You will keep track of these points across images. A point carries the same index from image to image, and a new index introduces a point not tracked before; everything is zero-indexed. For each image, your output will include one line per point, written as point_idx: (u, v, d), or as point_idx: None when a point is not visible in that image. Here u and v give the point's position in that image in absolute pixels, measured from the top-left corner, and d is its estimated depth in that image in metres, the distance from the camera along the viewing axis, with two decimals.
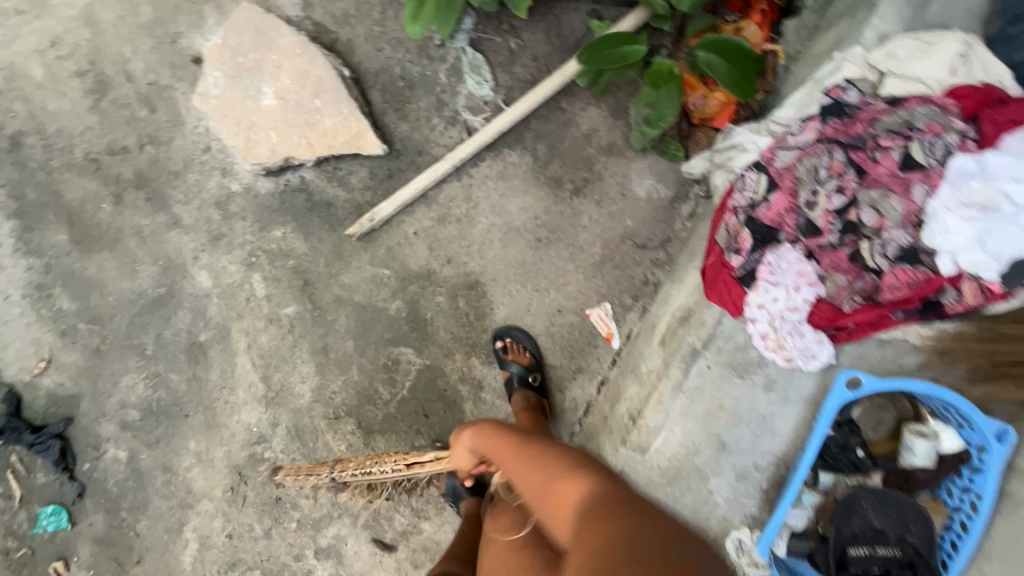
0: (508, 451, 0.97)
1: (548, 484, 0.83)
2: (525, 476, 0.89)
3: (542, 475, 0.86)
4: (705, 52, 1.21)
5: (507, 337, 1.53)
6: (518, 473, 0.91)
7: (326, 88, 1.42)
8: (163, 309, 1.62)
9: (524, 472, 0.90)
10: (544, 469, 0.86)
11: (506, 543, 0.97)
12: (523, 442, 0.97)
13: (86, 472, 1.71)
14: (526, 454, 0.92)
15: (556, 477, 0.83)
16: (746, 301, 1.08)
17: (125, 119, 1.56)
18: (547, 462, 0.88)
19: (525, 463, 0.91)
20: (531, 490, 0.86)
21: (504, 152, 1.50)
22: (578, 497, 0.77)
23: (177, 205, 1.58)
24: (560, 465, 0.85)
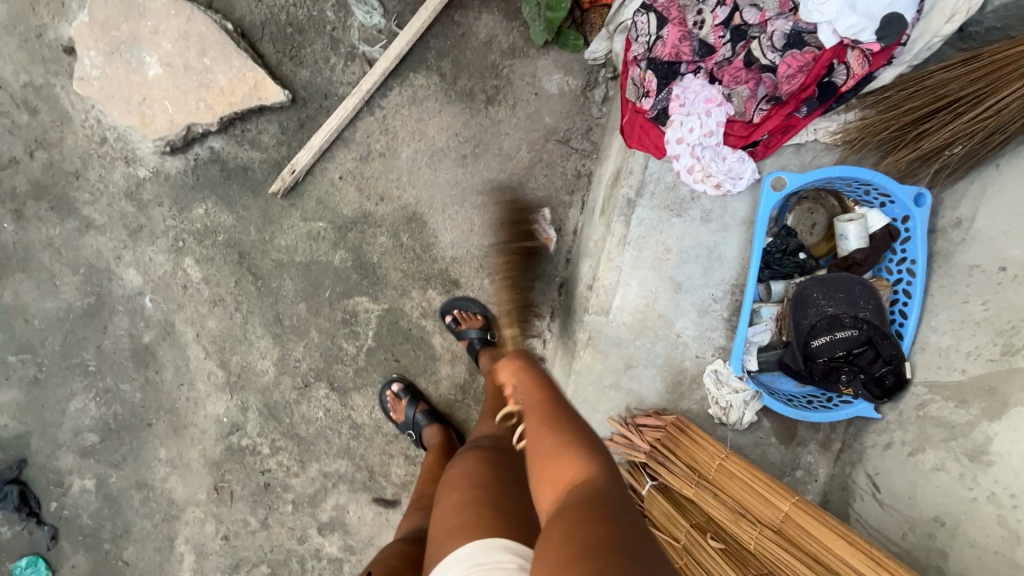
0: (534, 398, 0.76)
1: (550, 467, 0.65)
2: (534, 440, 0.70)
3: (543, 447, 0.68)
4: None
5: (456, 309, 1.55)
6: (530, 430, 0.72)
7: (212, 44, 1.39)
8: (97, 319, 1.54)
9: (531, 431, 0.71)
10: (551, 446, 0.67)
11: (463, 494, 0.78)
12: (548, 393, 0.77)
13: (55, 512, 1.60)
14: (546, 415, 0.72)
15: (553, 461, 0.65)
16: (666, 139, 1.12)
17: (7, 129, 1.47)
18: (552, 432, 0.68)
19: (534, 423, 0.72)
20: (533, 457, 0.69)
21: (410, 77, 1.49)
22: (577, 504, 0.59)
23: (85, 207, 1.50)
24: (564, 447, 0.65)
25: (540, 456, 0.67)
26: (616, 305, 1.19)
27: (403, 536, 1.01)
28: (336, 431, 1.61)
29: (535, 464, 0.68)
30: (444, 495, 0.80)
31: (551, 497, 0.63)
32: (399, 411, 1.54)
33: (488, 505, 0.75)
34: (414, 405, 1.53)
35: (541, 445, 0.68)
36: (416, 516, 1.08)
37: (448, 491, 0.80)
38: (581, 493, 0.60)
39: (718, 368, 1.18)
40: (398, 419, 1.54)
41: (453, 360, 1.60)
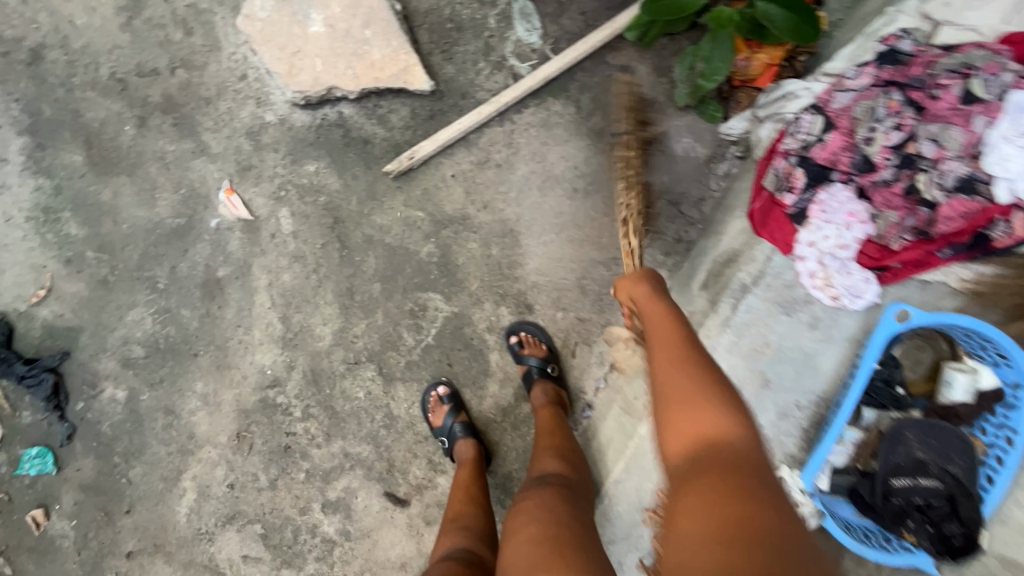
0: (667, 336, 0.91)
1: (693, 427, 0.76)
2: (665, 371, 0.85)
3: (691, 412, 0.77)
4: (765, 2, 1.23)
5: (522, 332, 1.53)
6: (667, 368, 0.85)
7: (377, 19, 1.42)
8: (181, 241, 1.55)
9: (670, 394, 0.81)
10: (701, 411, 0.76)
11: (539, 532, 0.84)
12: (677, 326, 0.93)
13: (79, 412, 1.60)
14: (678, 354, 0.86)
15: (699, 418, 0.75)
16: (797, 238, 1.14)
17: (158, 41, 1.51)
18: (704, 404, 0.77)
19: (668, 364, 0.86)
20: (672, 414, 0.79)
21: (547, 101, 1.51)
22: (721, 460, 0.70)
23: (206, 132, 1.52)
24: (724, 420, 0.74)
25: (677, 384, 0.82)
26: None
27: (447, 556, 1.07)
28: (369, 415, 1.60)
29: (677, 421, 0.78)
30: (520, 531, 0.86)
31: (676, 424, 0.78)
32: (436, 416, 1.52)
33: (565, 544, 0.81)
34: (453, 415, 1.51)
35: (675, 381, 0.83)
36: (457, 536, 1.14)
37: (521, 529, 0.86)
38: (735, 464, 0.69)
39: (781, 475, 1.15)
40: (433, 424, 1.52)
41: (503, 381, 1.58)
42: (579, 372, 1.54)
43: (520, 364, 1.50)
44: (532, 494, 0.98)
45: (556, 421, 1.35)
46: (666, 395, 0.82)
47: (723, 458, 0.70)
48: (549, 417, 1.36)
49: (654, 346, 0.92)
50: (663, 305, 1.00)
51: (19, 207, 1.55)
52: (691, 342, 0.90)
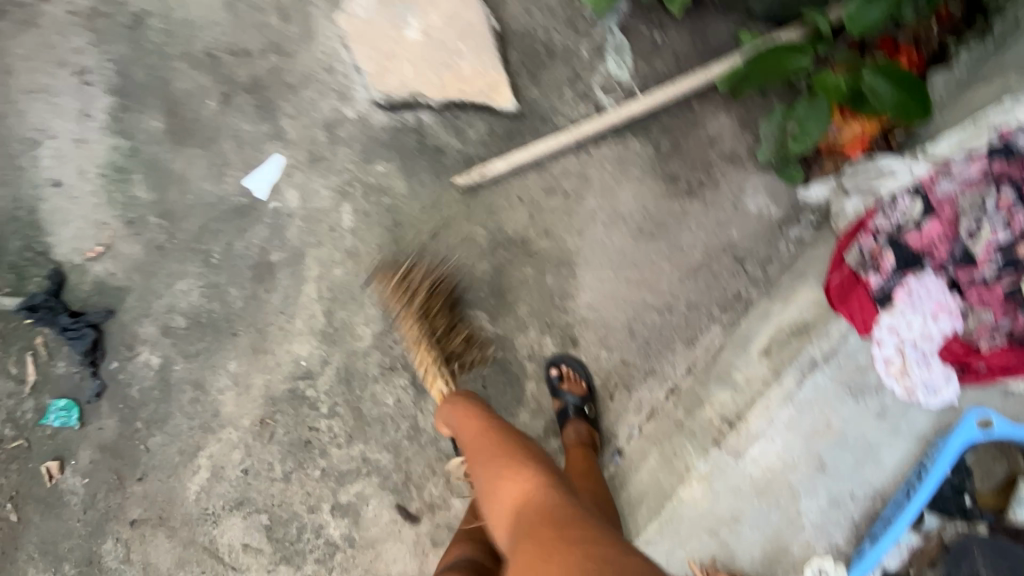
0: (478, 438, 1.16)
1: (514, 496, 0.99)
2: (485, 476, 1.07)
3: (507, 486, 1.01)
4: (872, 74, 1.21)
5: (562, 364, 1.50)
6: (479, 469, 1.10)
7: (473, 34, 1.44)
8: (241, 220, 1.56)
9: (489, 486, 1.04)
10: (509, 481, 1.02)
11: None
12: (485, 427, 1.18)
13: (112, 372, 1.61)
14: (476, 454, 1.13)
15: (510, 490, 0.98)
16: (877, 321, 1.08)
17: (256, 24, 1.53)
18: (513, 470, 1.04)
19: (480, 462, 1.11)
20: (500, 502, 1.00)
21: (627, 138, 1.48)
22: (532, 514, 0.92)
23: (284, 118, 1.54)
24: (520, 482, 1.00)
25: (490, 477, 1.05)
26: (751, 455, 1.18)
27: None
28: (395, 424, 1.57)
29: (505, 509, 0.99)
30: None
31: (497, 503, 1.01)
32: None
33: None
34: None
35: (503, 477, 1.04)
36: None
37: None
38: (530, 501, 0.95)
39: (825, 565, 1.17)
40: (458, 445, 1.51)
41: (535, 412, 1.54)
42: (614, 417, 1.49)
43: (557, 397, 1.48)
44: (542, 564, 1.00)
45: (589, 463, 1.31)
46: (496, 476, 1.04)
47: (537, 512, 0.92)
48: (581, 457, 1.33)
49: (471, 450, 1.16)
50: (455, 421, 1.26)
51: (93, 163, 1.57)
52: (494, 431, 1.16)
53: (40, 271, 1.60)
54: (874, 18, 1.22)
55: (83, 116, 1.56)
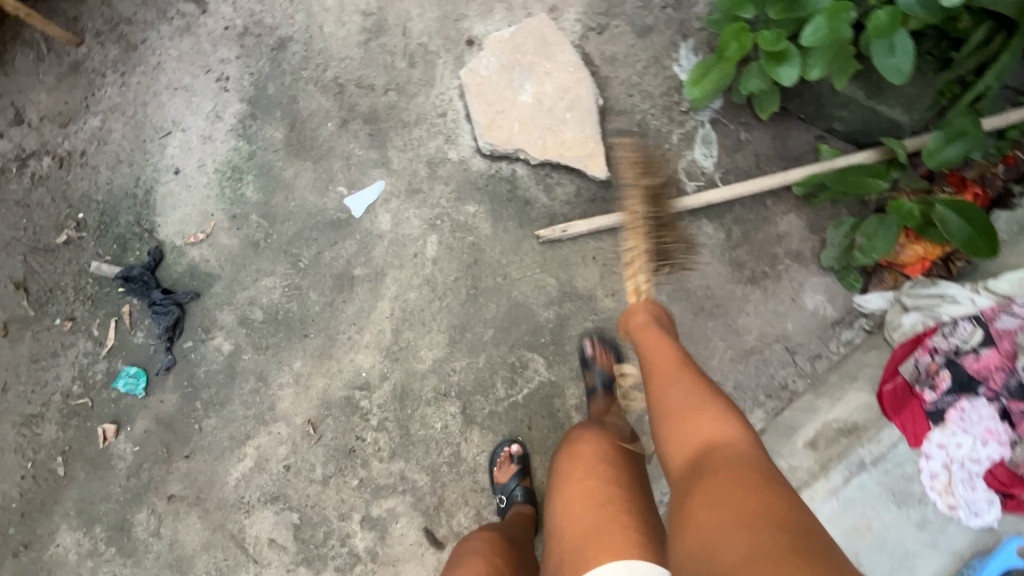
0: (664, 355, 1.05)
1: (705, 436, 0.87)
2: (669, 391, 0.97)
3: (703, 427, 0.88)
4: (943, 206, 1.31)
5: None
6: (665, 383, 0.99)
7: (580, 107, 1.58)
8: (335, 233, 1.68)
9: (670, 414, 0.94)
10: (704, 419, 0.90)
11: (593, 495, 1.00)
12: (667, 347, 1.07)
13: (184, 350, 1.71)
14: (665, 368, 1.01)
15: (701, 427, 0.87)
16: (928, 436, 1.17)
17: (384, 64, 1.70)
18: (707, 415, 0.90)
19: (667, 377, 1.00)
20: (688, 433, 0.89)
21: (701, 221, 1.60)
22: (729, 458, 0.81)
23: (393, 149, 1.69)
24: (716, 425, 0.88)
25: (671, 400, 0.95)
26: None
27: None
28: (438, 448, 1.63)
29: (687, 440, 0.89)
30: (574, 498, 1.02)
31: (680, 428, 0.91)
32: (501, 474, 1.56)
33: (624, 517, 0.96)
34: (518, 478, 1.55)
35: (685, 400, 0.94)
36: None
37: (576, 493, 1.02)
38: (722, 448, 0.83)
39: None
40: (496, 478, 1.57)
41: None
42: None
43: None
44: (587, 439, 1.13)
45: None
46: (680, 411, 0.93)
47: (734, 460, 0.80)
48: None
49: (652, 364, 1.06)
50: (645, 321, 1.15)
51: (214, 159, 1.73)
52: (686, 360, 1.03)
53: (142, 247, 1.73)
54: (952, 156, 1.31)
55: (215, 116, 1.73)
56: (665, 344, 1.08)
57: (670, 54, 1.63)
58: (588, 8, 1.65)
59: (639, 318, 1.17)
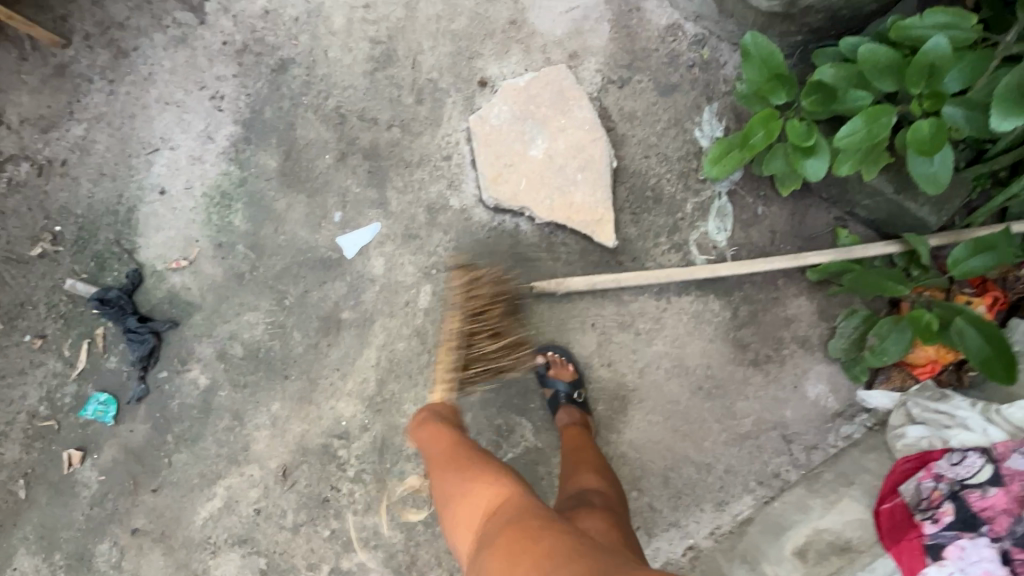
0: (433, 449, 1.23)
1: (485, 504, 1.05)
2: (445, 493, 1.12)
3: (482, 494, 1.07)
4: (964, 321, 1.26)
5: None
6: (443, 484, 1.14)
7: (592, 168, 1.51)
8: (324, 273, 1.61)
9: (458, 496, 1.10)
10: (481, 490, 1.08)
11: None
12: (432, 444, 1.24)
13: (158, 380, 1.64)
14: (442, 462, 1.18)
15: (477, 510, 1.05)
16: (923, 570, 1.13)
17: (389, 97, 1.61)
18: (491, 481, 1.09)
19: (443, 477, 1.15)
20: (470, 504, 1.07)
21: (708, 296, 1.53)
22: (501, 522, 0.99)
23: (392, 190, 1.60)
24: (503, 489, 1.06)
25: (448, 492, 1.12)
26: None
27: None
28: (415, 506, 1.58)
29: (472, 510, 1.06)
30: None
31: (461, 520, 1.07)
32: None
33: None
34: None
35: (461, 504, 1.09)
36: None
37: None
38: (500, 501, 1.04)
39: None
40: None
41: None
42: None
43: None
44: None
45: None
46: (471, 478, 1.11)
47: (508, 522, 0.98)
48: None
49: (438, 484, 1.16)
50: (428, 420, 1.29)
51: (202, 181, 1.63)
52: (458, 442, 1.22)
53: (120, 267, 1.65)
54: (978, 268, 1.25)
55: (206, 137, 1.63)
56: (433, 434, 1.25)
57: (693, 117, 1.54)
58: (611, 60, 1.56)
59: (421, 432, 1.30)
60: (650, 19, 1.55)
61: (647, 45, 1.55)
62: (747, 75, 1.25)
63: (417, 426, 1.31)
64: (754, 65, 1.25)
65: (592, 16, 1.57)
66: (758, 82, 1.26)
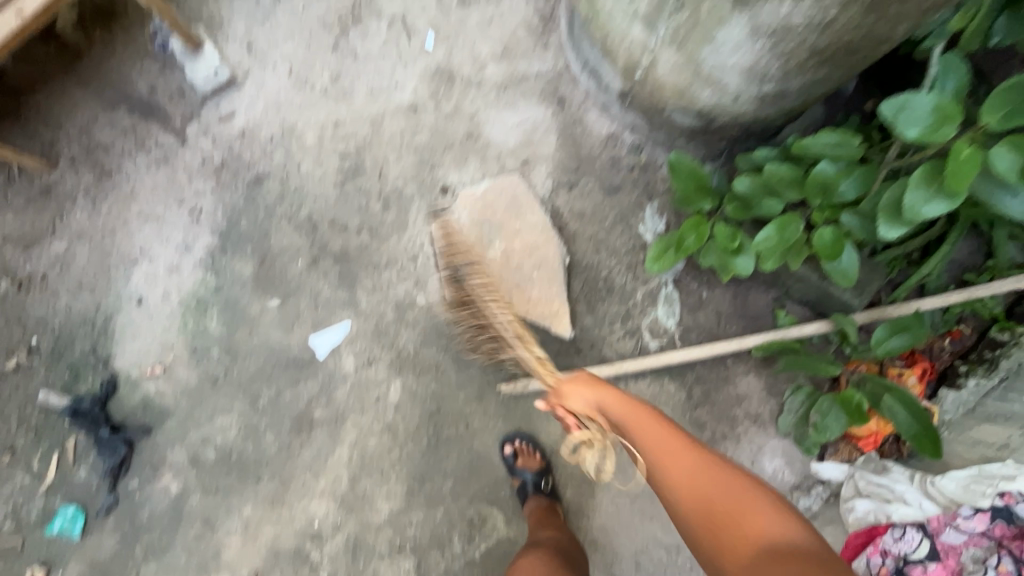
0: (637, 411, 1.10)
1: (757, 520, 0.91)
2: (678, 464, 1.01)
3: (749, 519, 0.91)
4: (892, 399, 1.37)
5: None
6: (666, 451, 1.03)
7: (547, 266, 1.64)
8: (297, 372, 1.66)
9: (698, 519, 0.95)
10: (751, 503, 0.93)
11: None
12: (655, 413, 1.10)
13: (129, 489, 1.64)
14: (674, 429, 1.06)
15: (755, 517, 0.90)
16: None
17: (358, 205, 1.74)
18: (751, 503, 0.93)
19: (669, 446, 1.03)
20: (730, 527, 0.92)
21: (664, 378, 1.63)
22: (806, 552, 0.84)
23: (362, 291, 1.69)
24: (757, 518, 0.90)
25: (706, 471, 0.99)
26: None
27: None
28: None
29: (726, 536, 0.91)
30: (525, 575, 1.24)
31: (742, 521, 0.91)
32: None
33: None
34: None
35: (687, 473, 0.99)
36: None
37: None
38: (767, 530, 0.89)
39: None
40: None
41: None
42: None
43: None
44: (528, 554, 1.32)
45: None
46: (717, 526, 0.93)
47: (797, 556, 0.83)
48: None
49: (657, 451, 1.03)
50: (593, 393, 1.16)
51: (179, 290, 1.71)
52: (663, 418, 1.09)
53: (95, 376, 1.68)
54: (898, 349, 1.38)
55: (184, 248, 1.73)
56: (644, 408, 1.11)
57: (636, 214, 1.70)
58: (560, 165, 1.73)
59: (575, 399, 1.18)
60: (592, 129, 1.73)
61: (591, 152, 1.72)
62: (676, 185, 1.40)
63: (589, 383, 1.18)
64: (681, 176, 1.40)
65: (541, 127, 1.75)
66: (685, 191, 1.41)
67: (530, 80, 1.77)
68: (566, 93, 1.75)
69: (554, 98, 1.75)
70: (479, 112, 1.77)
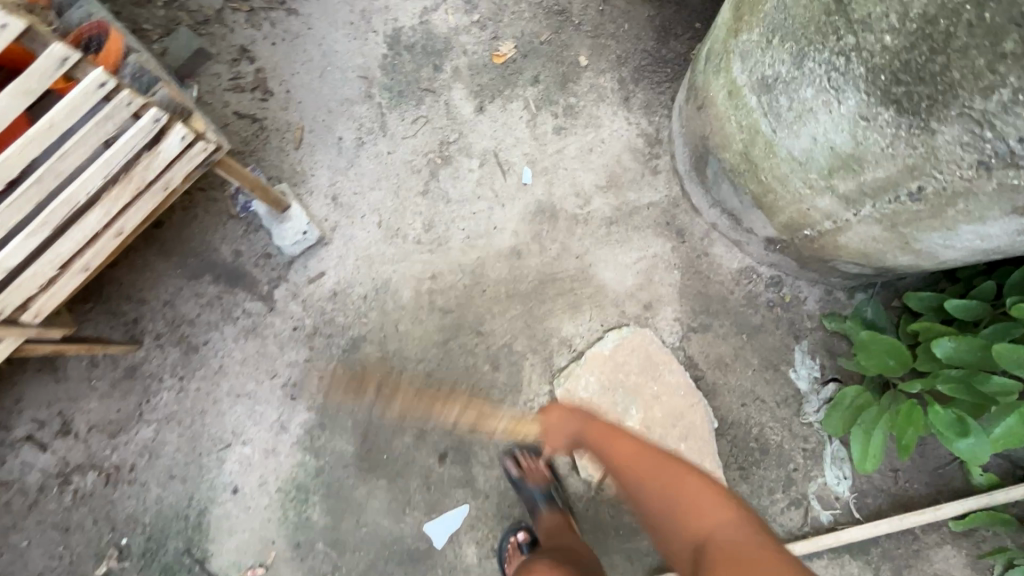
0: (621, 437, 1.01)
1: (703, 523, 0.84)
2: (648, 471, 0.93)
3: (701, 514, 0.85)
4: None
5: None
6: (641, 460, 0.96)
7: (695, 436, 1.43)
8: (414, 565, 1.49)
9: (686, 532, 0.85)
10: (682, 494, 0.89)
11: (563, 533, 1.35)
12: (630, 436, 1.01)
13: None
14: (642, 445, 0.98)
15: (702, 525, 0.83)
16: None
17: (465, 366, 1.57)
18: (702, 499, 0.87)
19: (643, 451, 0.97)
20: (681, 522, 0.87)
21: (844, 557, 1.38)
22: (728, 549, 0.80)
23: (478, 465, 1.52)
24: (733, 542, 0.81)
25: (668, 481, 0.91)
26: None
27: None
28: None
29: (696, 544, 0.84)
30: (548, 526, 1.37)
31: (685, 522, 0.86)
32: (547, 511, 1.40)
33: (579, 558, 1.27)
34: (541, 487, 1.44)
35: (648, 475, 0.93)
36: None
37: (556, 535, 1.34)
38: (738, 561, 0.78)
39: None
40: (546, 530, 1.38)
41: None
42: None
43: None
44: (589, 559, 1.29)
45: None
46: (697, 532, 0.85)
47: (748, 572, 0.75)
48: None
49: (618, 454, 0.99)
50: (581, 417, 1.09)
51: (277, 475, 1.56)
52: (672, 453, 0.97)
53: None
54: None
55: (279, 427, 1.58)
56: (629, 437, 1.01)
57: (785, 358, 1.48)
58: (688, 306, 1.53)
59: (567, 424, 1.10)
60: (721, 262, 1.54)
61: (722, 289, 1.53)
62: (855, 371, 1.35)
63: (572, 409, 1.11)
64: (872, 353, 1.25)
65: (661, 264, 1.57)
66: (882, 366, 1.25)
67: (642, 212, 1.60)
68: (685, 223, 1.58)
69: (672, 230, 1.58)
70: (588, 251, 1.60)
